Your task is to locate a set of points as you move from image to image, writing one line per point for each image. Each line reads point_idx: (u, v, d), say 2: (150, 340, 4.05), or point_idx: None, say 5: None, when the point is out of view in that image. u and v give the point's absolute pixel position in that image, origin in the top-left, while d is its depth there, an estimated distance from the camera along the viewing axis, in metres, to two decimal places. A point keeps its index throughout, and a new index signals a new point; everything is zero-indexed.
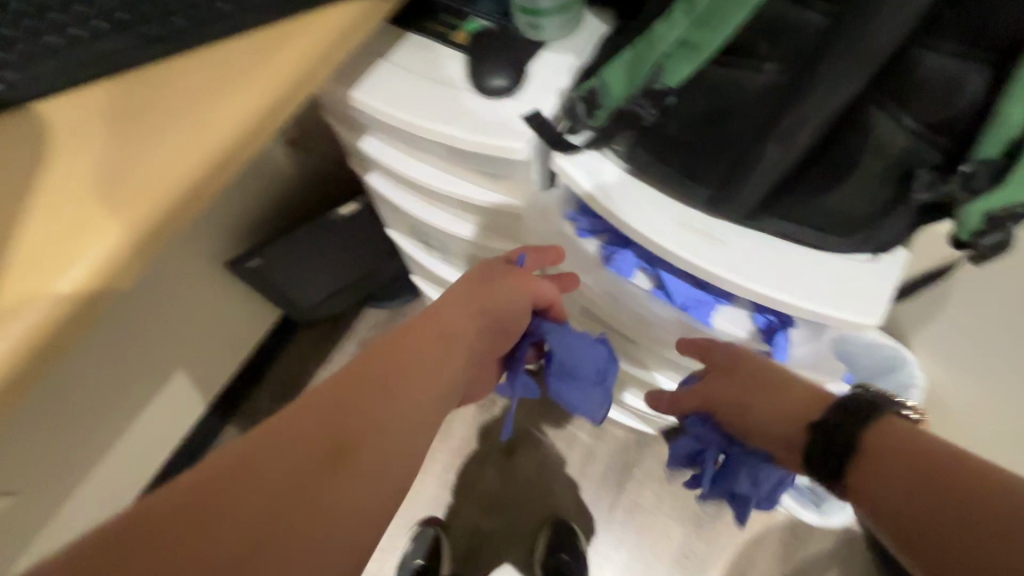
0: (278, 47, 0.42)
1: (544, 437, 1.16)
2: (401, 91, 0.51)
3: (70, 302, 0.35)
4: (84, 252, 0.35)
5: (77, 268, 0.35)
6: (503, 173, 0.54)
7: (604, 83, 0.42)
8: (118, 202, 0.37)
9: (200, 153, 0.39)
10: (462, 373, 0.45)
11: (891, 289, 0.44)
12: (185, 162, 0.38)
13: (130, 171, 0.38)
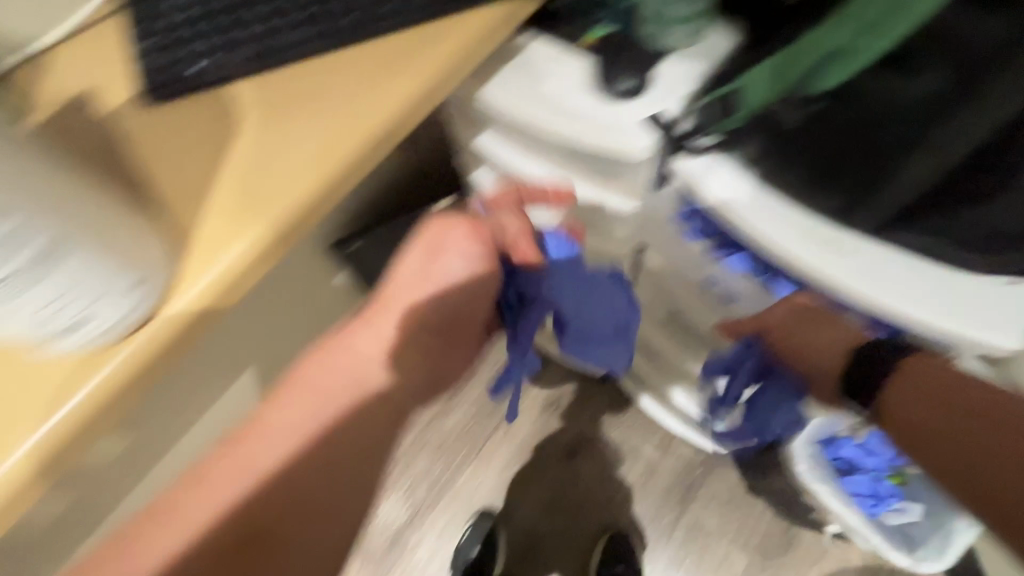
0: (431, 44, 0.46)
1: (607, 445, 1.15)
2: (528, 90, 0.54)
3: (252, 254, 0.40)
4: (265, 213, 0.41)
5: (260, 226, 0.40)
6: (616, 173, 0.56)
7: (747, 86, 0.45)
8: (291, 173, 0.42)
9: (360, 135, 0.43)
10: None
11: (1017, 315, 0.49)
12: (347, 142, 0.43)
13: (302, 147, 0.43)
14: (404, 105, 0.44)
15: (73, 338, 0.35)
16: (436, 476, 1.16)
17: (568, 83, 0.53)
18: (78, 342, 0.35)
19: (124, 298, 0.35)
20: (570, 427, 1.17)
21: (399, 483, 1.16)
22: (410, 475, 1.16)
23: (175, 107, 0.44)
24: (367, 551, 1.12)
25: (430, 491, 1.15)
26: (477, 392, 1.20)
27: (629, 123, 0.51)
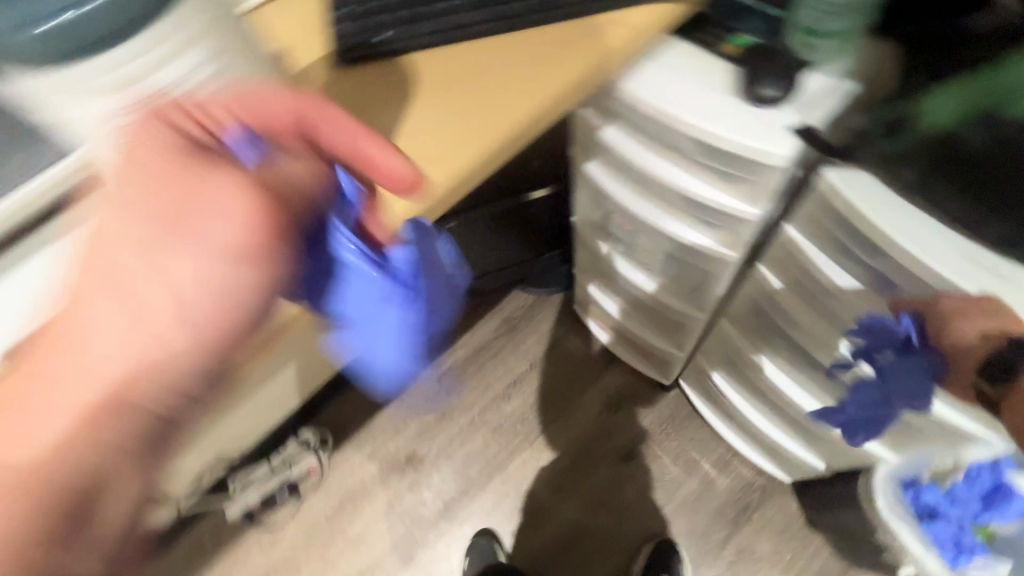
0: (593, 37, 0.49)
1: (663, 453, 1.15)
2: (670, 89, 0.55)
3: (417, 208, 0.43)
4: (433, 171, 0.44)
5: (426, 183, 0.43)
6: (749, 177, 0.56)
7: (923, 109, 0.48)
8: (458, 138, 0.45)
9: (523, 111, 0.46)
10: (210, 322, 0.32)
11: None
12: (511, 115, 0.46)
13: (467, 116, 0.46)
14: (564, 88, 0.47)
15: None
16: (490, 456, 1.19)
17: (709, 86, 0.54)
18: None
19: None
20: (627, 431, 1.18)
21: (454, 456, 1.20)
22: (466, 450, 1.20)
23: (355, 72, 0.49)
24: (416, 516, 1.17)
25: (482, 469, 1.19)
26: (540, 381, 1.23)
27: (774, 128, 0.52)
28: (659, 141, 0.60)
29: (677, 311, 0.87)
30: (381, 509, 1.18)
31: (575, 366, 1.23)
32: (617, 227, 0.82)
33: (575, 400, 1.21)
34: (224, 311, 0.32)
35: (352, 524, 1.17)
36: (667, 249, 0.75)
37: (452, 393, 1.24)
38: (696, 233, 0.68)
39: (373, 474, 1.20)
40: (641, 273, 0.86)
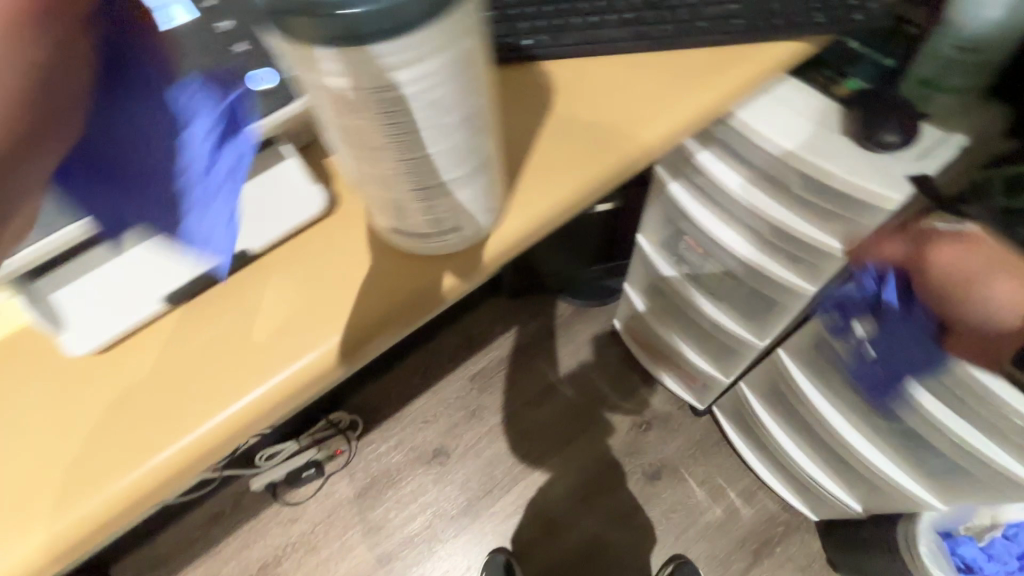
0: (737, 63, 0.50)
1: (691, 477, 1.16)
2: (786, 125, 0.57)
3: (564, 206, 0.44)
4: (581, 174, 0.45)
5: (574, 185, 0.44)
6: (855, 216, 0.57)
7: None
8: (602, 144, 0.46)
9: (666, 127, 0.47)
10: None
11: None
12: (655, 130, 0.47)
13: (612, 124, 0.47)
14: (701, 109, 0.48)
15: (430, 242, 0.38)
16: (517, 459, 1.20)
17: (824, 127, 0.56)
18: (427, 246, 0.39)
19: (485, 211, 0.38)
20: (656, 450, 1.19)
21: (481, 454, 1.20)
22: (493, 450, 1.21)
23: (503, 71, 0.50)
24: (438, 509, 1.16)
25: (509, 470, 1.19)
26: (573, 391, 1.25)
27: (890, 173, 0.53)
28: (763, 172, 0.62)
29: (733, 337, 0.89)
30: (404, 498, 1.17)
31: (610, 380, 1.25)
32: (688, 248, 0.84)
33: (607, 414, 1.22)
34: None
35: (374, 510, 1.16)
36: (742, 275, 0.77)
37: (485, 392, 1.25)
38: (774, 263, 0.70)
39: (399, 463, 1.20)
40: (703, 296, 0.87)
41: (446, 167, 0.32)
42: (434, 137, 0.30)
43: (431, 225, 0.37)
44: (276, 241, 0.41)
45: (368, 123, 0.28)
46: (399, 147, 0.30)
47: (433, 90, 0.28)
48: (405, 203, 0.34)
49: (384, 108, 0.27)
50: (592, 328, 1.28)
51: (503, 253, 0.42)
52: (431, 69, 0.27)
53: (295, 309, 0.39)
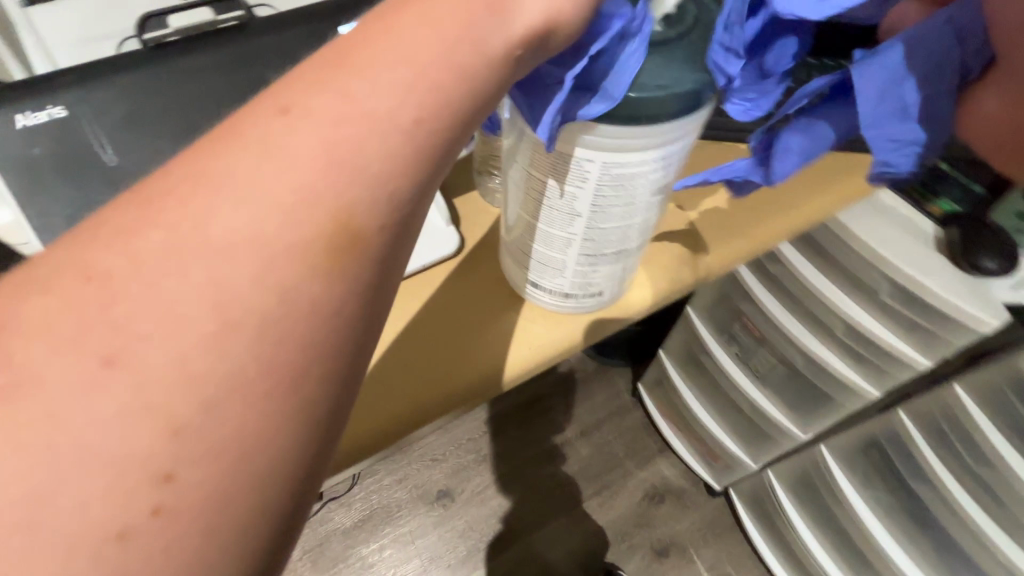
0: (848, 174, 0.53)
1: (699, 560, 1.12)
2: (882, 231, 0.59)
3: (681, 283, 0.46)
4: (699, 257, 0.47)
5: (693, 264, 0.46)
6: (940, 332, 0.58)
7: None
8: (720, 230, 0.48)
9: (780, 223, 0.50)
10: (308, 257, 0.16)
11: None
12: (768, 225, 0.50)
13: (728, 214, 0.49)
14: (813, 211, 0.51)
15: (568, 300, 0.40)
16: (524, 512, 1.15)
17: (917, 242, 0.58)
18: (561, 302, 0.40)
19: (622, 278, 0.39)
20: (667, 525, 1.15)
21: (487, 502, 1.14)
22: (500, 500, 1.15)
23: None
24: (435, 555, 1.09)
25: (513, 524, 1.13)
26: (589, 450, 1.21)
27: (986, 297, 0.55)
28: (845, 271, 0.63)
29: (774, 427, 0.85)
30: (400, 538, 1.10)
31: (626, 444, 1.21)
32: (742, 329, 0.82)
33: (621, 478, 1.18)
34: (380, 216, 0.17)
35: (367, 545, 1.09)
36: (798, 365, 0.76)
37: (498, 437, 1.20)
38: (839, 359, 0.69)
39: (401, 499, 1.13)
40: (748, 380, 0.84)
41: (619, 243, 0.34)
42: (634, 212, 0.32)
43: (577, 287, 0.38)
44: (411, 274, 0.42)
45: (585, 195, 0.30)
46: (599, 219, 0.31)
47: (659, 173, 0.30)
48: (568, 266, 0.36)
49: (613, 184, 0.29)
50: (612, 387, 1.26)
51: (626, 320, 0.43)
52: (672, 154, 0.29)
53: (426, 342, 0.40)
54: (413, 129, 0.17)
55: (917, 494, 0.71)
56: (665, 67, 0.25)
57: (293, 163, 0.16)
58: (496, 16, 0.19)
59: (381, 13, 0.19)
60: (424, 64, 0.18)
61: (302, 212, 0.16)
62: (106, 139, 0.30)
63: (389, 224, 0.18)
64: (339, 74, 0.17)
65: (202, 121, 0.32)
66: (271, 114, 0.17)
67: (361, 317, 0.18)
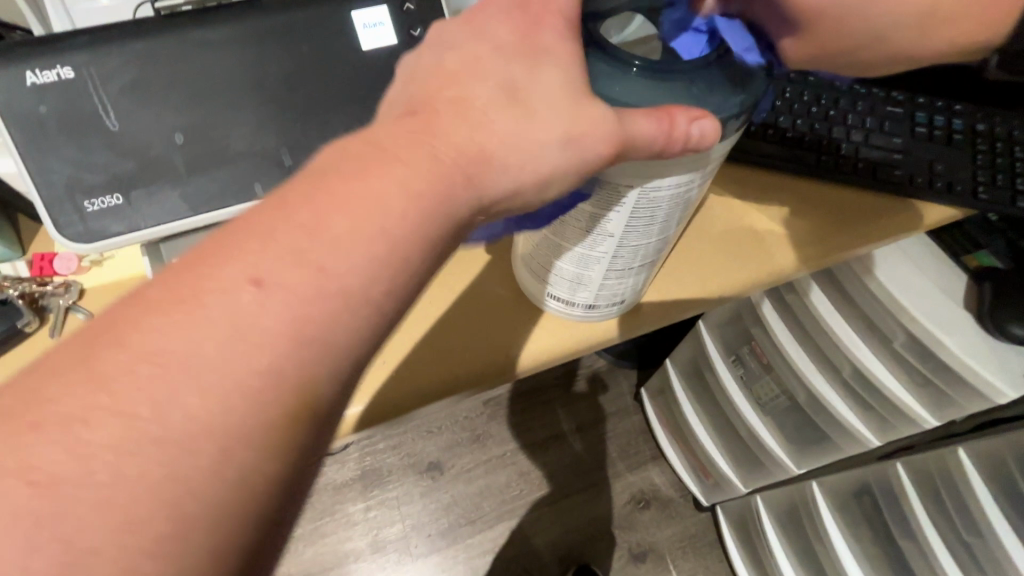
0: (903, 207, 0.49)
1: (675, 571, 1.13)
2: (909, 277, 0.56)
3: (689, 303, 0.44)
4: (719, 276, 0.45)
5: (712, 283, 0.44)
6: (952, 394, 0.55)
7: None
8: (753, 251, 0.46)
9: (827, 241, 0.47)
10: (271, 437, 0.20)
11: None
12: (811, 240, 0.47)
13: (760, 232, 0.47)
14: (873, 243, 0.48)
15: (594, 311, 0.39)
16: (510, 497, 1.16)
17: (943, 295, 0.55)
18: (584, 314, 0.40)
19: (645, 282, 0.39)
20: (647, 532, 1.15)
21: (474, 481, 1.16)
22: (487, 481, 1.16)
23: None
24: (417, 523, 1.12)
25: (497, 507, 1.15)
26: (582, 446, 1.20)
27: (1007, 367, 0.51)
28: (867, 314, 0.60)
29: (769, 456, 0.82)
30: (387, 502, 1.13)
31: (620, 446, 1.21)
32: (751, 353, 0.80)
33: (610, 478, 1.18)
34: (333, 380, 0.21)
35: (355, 504, 1.13)
36: (800, 400, 0.73)
37: (495, 421, 1.21)
38: (844, 404, 0.66)
39: (392, 465, 1.16)
40: (747, 404, 0.82)
41: (648, 254, 0.34)
42: (664, 225, 0.32)
43: (603, 300, 0.38)
44: None
45: (619, 216, 0.30)
46: (631, 238, 0.32)
47: (687, 190, 0.30)
48: (596, 281, 0.36)
49: (643, 203, 0.29)
50: (614, 388, 1.25)
51: (645, 326, 0.42)
52: (702, 172, 0.29)
53: (408, 337, 0.40)
54: (377, 302, 0.22)
55: (900, 549, 0.69)
56: (707, 97, 0.26)
57: (263, 352, 0.20)
58: (459, 206, 0.23)
59: (342, 183, 0.22)
60: (391, 249, 0.22)
61: (264, 397, 0.20)
62: (112, 105, 0.31)
63: (345, 385, 0.22)
64: (308, 260, 0.21)
65: (207, 98, 0.33)
66: (242, 296, 0.20)
67: (312, 457, 0.21)
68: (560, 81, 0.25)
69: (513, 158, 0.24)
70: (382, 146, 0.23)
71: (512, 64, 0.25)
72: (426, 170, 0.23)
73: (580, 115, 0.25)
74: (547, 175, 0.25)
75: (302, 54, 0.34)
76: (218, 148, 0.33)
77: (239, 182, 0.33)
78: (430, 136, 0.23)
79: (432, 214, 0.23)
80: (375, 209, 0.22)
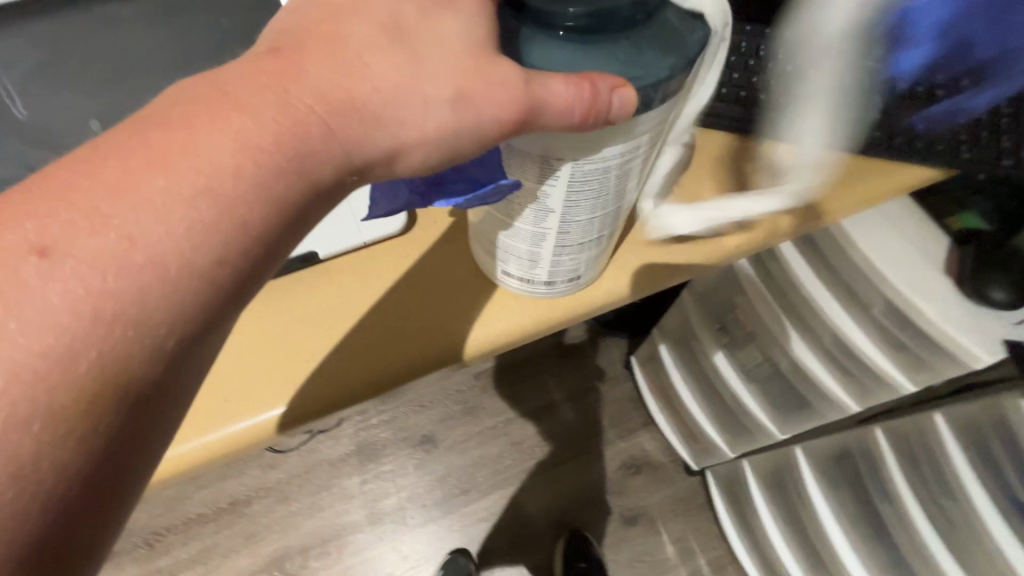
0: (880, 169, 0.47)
1: (665, 532, 1.15)
2: (889, 244, 0.54)
3: (657, 274, 0.42)
4: (688, 244, 0.43)
5: (680, 254, 0.43)
6: (928, 361, 0.54)
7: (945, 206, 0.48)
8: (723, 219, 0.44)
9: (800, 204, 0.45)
10: (58, 414, 0.19)
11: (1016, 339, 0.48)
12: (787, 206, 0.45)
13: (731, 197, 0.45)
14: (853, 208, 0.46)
15: (553, 287, 0.38)
16: (502, 468, 1.17)
17: (924, 261, 0.53)
18: (548, 291, 0.38)
19: (602, 257, 0.37)
20: (638, 496, 1.17)
21: (467, 452, 1.18)
22: (480, 451, 1.18)
23: None
24: (412, 494, 1.14)
25: (490, 476, 1.16)
26: (573, 416, 1.21)
27: (987, 331, 0.50)
28: (845, 280, 0.59)
29: (753, 422, 0.83)
30: (381, 475, 1.15)
31: (611, 414, 1.22)
32: (734, 322, 0.78)
33: (600, 446, 1.20)
34: (135, 359, 0.20)
35: (351, 478, 1.14)
36: (782, 367, 0.72)
37: (485, 393, 1.22)
38: (824, 370, 0.66)
39: (386, 439, 1.18)
40: (731, 371, 0.82)
41: (594, 230, 0.32)
42: (612, 196, 0.30)
43: (561, 275, 0.36)
44: (351, 251, 0.41)
45: (557, 193, 0.28)
46: (573, 214, 0.30)
47: (629, 163, 0.28)
48: (545, 258, 0.34)
49: (581, 178, 0.27)
50: (604, 357, 1.25)
51: (607, 301, 0.41)
52: (641, 143, 0.27)
53: (356, 323, 0.38)
54: (207, 272, 0.20)
55: (879, 511, 0.69)
56: (635, 56, 0.23)
57: (47, 326, 0.18)
58: (317, 166, 0.21)
59: (158, 136, 0.20)
60: (215, 209, 0.20)
61: (51, 377, 0.18)
62: (21, 91, 0.30)
63: (169, 358, 0.20)
64: (110, 223, 0.19)
65: (116, 80, 0.31)
66: (26, 266, 0.18)
67: (125, 442, 0.20)
68: (455, 34, 0.23)
69: (389, 115, 0.22)
70: (224, 95, 0.21)
71: (396, 10, 0.24)
72: (270, 122, 0.21)
73: (473, 70, 0.23)
74: (432, 138, 0.23)
75: (222, 27, 0.32)
76: None
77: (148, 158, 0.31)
78: (289, 84, 0.21)
79: (278, 174, 0.21)
80: (192, 167, 0.20)
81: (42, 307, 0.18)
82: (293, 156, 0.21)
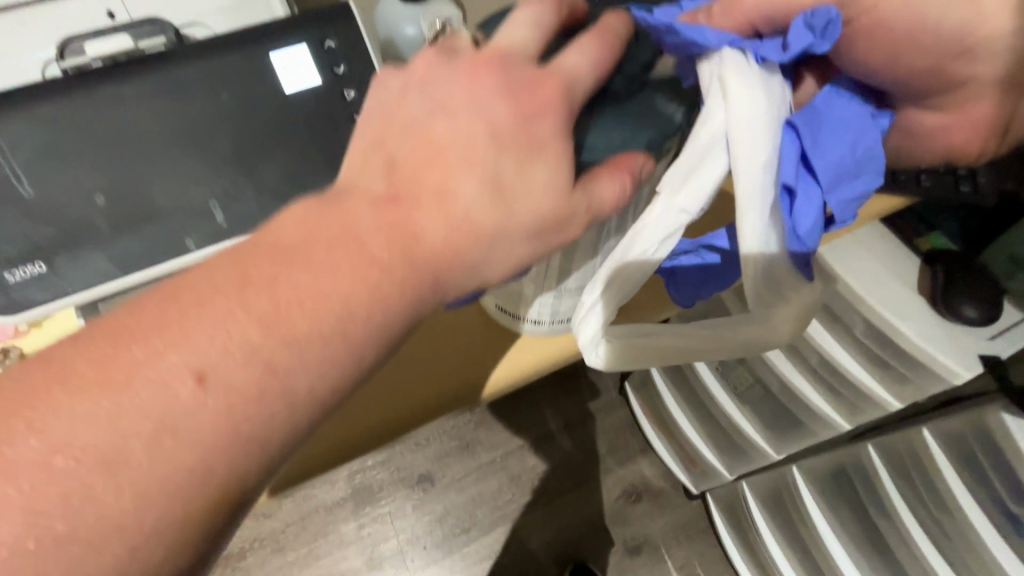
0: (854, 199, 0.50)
1: (670, 560, 1.14)
2: (867, 269, 0.56)
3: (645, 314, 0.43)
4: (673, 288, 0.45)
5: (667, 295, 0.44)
6: (914, 378, 0.55)
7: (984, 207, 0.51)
8: None
9: None
10: (174, 516, 0.20)
11: (976, 352, 0.52)
12: None
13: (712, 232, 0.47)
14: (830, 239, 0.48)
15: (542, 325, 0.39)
16: (502, 503, 1.15)
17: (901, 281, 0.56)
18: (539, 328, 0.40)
19: None
20: (641, 524, 1.16)
21: (467, 489, 1.16)
22: (479, 487, 1.16)
23: None
24: (413, 537, 1.12)
25: (490, 513, 1.15)
26: (571, 445, 1.21)
27: (964, 349, 0.52)
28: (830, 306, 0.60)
29: (749, 444, 0.83)
30: (380, 518, 1.13)
31: (609, 442, 1.21)
32: None
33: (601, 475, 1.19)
34: (244, 466, 0.21)
35: (348, 523, 1.12)
36: (774, 388, 0.74)
37: (482, 427, 1.21)
38: (814, 391, 0.67)
39: (383, 481, 1.16)
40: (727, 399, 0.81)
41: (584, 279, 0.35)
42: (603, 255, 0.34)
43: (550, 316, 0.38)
44: None
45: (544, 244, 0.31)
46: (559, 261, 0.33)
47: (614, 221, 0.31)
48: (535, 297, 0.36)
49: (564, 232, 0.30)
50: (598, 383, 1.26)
51: None
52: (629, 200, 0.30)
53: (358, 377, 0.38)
54: (324, 399, 0.23)
55: (879, 530, 0.70)
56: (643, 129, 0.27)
57: (190, 447, 0.20)
58: (420, 305, 0.24)
59: (293, 280, 0.22)
60: (337, 351, 0.22)
61: (182, 489, 0.20)
62: (27, 172, 0.31)
63: (269, 467, 0.22)
64: (255, 357, 0.21)
65: (131, 151, 0.32)
66: (183, 388, 0.20)
67: (220, 535, 0.22)
68: (546, 173, 0.25)
69: (484, 261, 0.25)
70: (356, 242, 0.23)
71: (500, 158, 0.24)
72: (394, 276, 0.23)
73: (560, 211, 0.25)
74: (514, 269, 0.25)
75: (222, 100, 0.34)
76: (142, 202, 0.32)
77: (169, 237, 0.32)
78: (409, 237, 0.23)
79: (393, 318, 0.23)
80: (319, 315, 0.22)
81: (184, 428, 0.20)
82: (403, 301, 0.23)
